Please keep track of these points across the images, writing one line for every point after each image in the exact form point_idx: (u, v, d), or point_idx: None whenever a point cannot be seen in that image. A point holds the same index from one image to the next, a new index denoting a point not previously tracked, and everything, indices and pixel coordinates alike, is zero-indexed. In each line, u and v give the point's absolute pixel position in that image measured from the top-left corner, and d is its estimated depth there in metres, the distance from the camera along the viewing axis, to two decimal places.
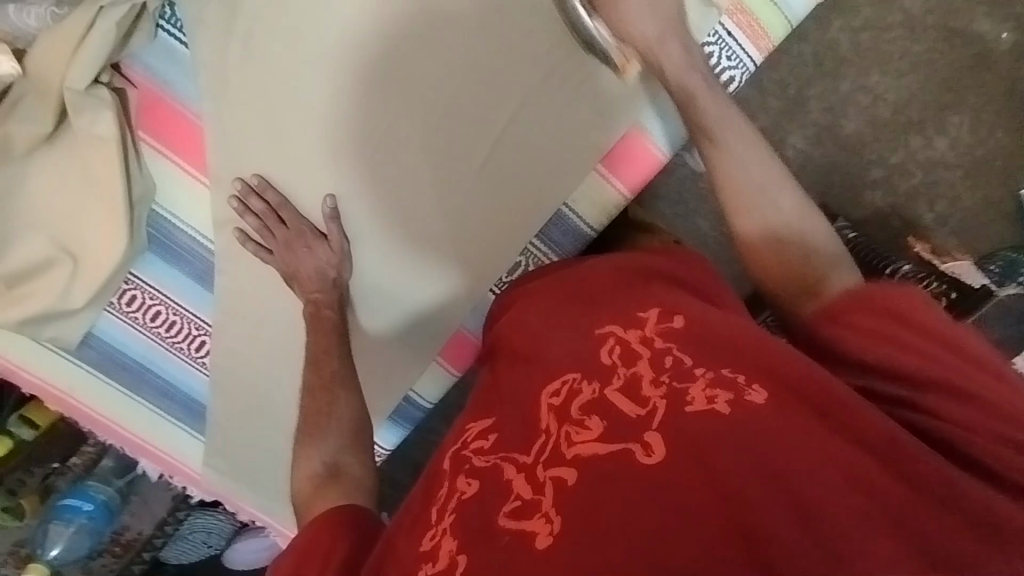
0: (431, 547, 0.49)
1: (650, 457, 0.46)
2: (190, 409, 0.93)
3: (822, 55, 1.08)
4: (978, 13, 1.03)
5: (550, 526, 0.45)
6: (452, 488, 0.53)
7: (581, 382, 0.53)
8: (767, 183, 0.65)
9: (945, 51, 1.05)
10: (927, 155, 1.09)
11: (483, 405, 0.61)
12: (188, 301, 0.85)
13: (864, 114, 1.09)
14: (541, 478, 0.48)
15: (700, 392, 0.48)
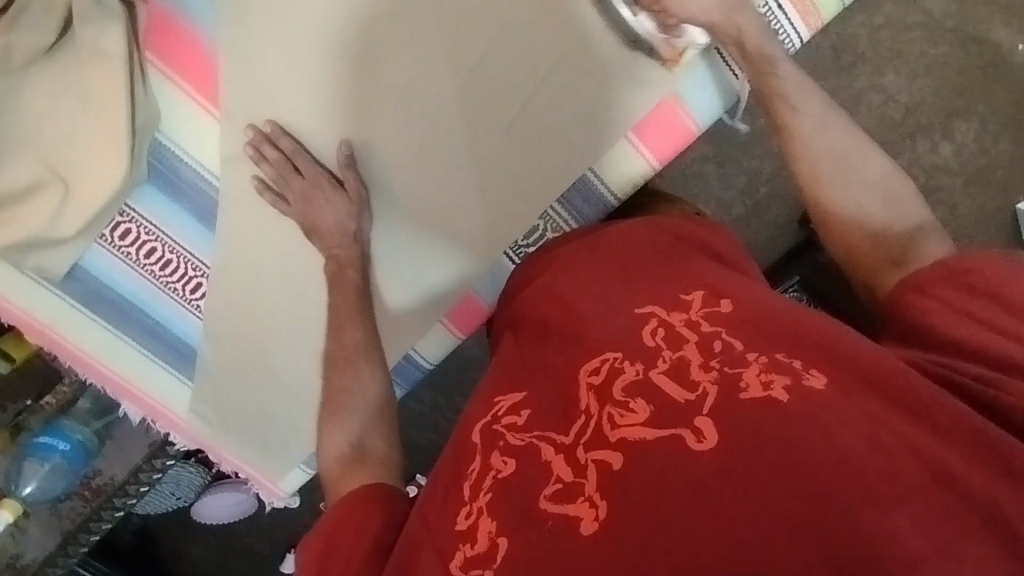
0: (467, 527, 0.55)
1: (702, 443, 0.50)
2: (181, 352, 0.92)
3: (839, 50, 1.06)
4: (997, 22, 1.03)
5: (596, 511, 0.51)
6: (487, 463, 0.58)
7: (623, 364, 0.57)
8: (849, 151, 0.70)
9: (961, 57, 1.05)
10: (931, 160, 1.09)
11: (507, 379, 0.66)
12: (187, 240, 0.84)
13: (873, 114, 1.08)
14: (583, 461, 0.53)
15: (755, 377, 0.52)
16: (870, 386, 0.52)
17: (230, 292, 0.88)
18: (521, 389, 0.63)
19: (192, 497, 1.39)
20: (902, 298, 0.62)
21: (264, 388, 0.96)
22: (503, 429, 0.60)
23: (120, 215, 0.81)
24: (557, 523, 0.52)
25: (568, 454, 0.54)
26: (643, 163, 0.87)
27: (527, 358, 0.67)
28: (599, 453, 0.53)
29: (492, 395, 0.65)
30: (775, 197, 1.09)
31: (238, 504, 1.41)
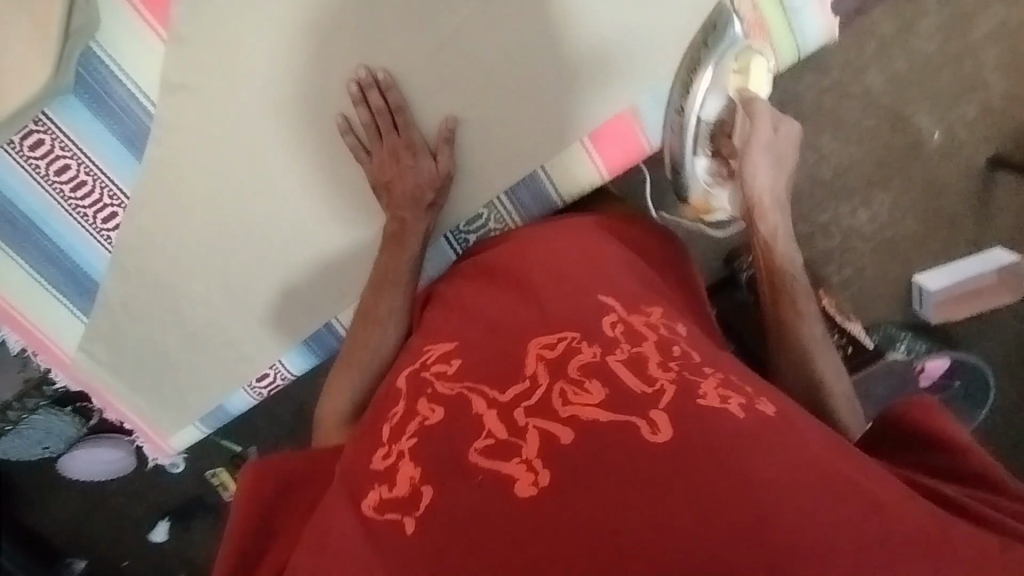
0: (387, 469, 0.58)
1: (656, 434, 0.52)
2: (79, 283, 0.87)
3: (787, 104, 1.13)
4: (922, 108, 1.13)
5: (535, 476, 0.52)
6: (416, 410, 0.62)
7: (579, 346, 0.62)
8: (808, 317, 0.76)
9: (888, 133, 1.14)
10: (849, 223, 1.19)
11: (439, 334, 0.71)
12: (109, 164, 0.80)
13: (807, 169, 1.17)
14: (523, 423, 0.55)
15: (713, 389, 0.56)
16: (802, 420, 0.57)
17: (148, 231, 0.85)
18: (452, 341, 0.69)
19: (61, 449, 1.27)
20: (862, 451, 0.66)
21: (171, 334, 0.92)
22: (432, 377, 0.65)
23: (33, 122, 0.77)
24: (486, 479, 0.53)
25: (504, 415, 0.56)
26: (594, 173, 0.92)
27: (467, 314, 0.72)
28: (546, 424, 0.54)
29: (423, 348, 0.70)
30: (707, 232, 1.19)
31: (113, 463, 1.32)
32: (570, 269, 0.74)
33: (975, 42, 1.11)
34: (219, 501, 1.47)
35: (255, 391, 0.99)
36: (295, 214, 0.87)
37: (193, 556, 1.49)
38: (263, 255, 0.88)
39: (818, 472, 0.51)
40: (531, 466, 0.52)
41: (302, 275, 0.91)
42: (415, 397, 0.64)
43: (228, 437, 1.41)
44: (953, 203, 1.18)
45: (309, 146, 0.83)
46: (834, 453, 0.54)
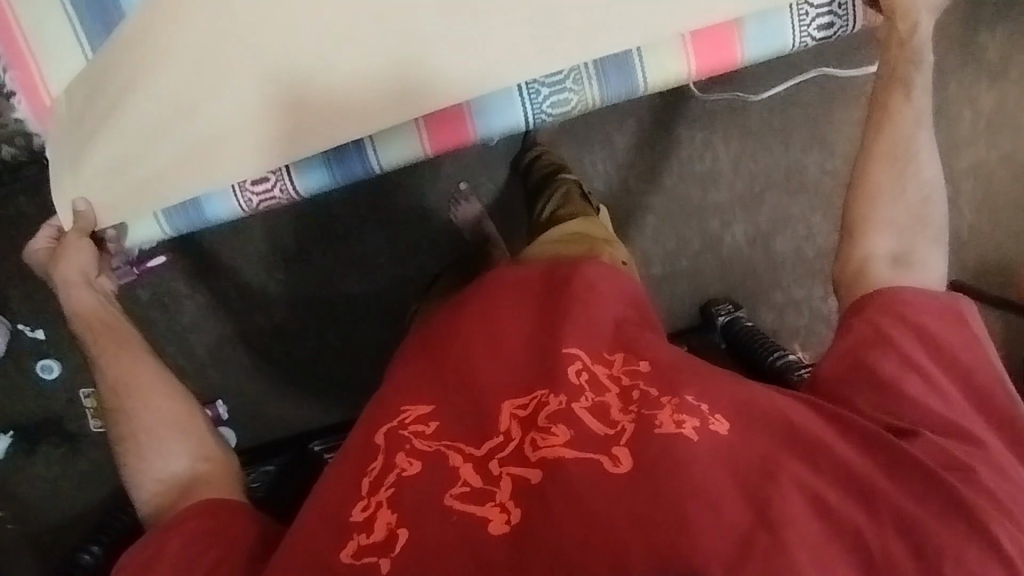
0: (364, 519, 0.59)
1: (618, 466, 0.60)
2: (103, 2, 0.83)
3: (790, 173, 1.20)
4: None
5: (508, 516, 0.57)
6: (391, 462, 0.63)
7: (547, 398, 0.66)
8: (920, 149, 0.78)
9: None
10: (820, 306, 1.26)
11: (415, 382, 0.72)
12: None
13: (795, 242, 1.23)
14: (496, 472, 0.61)
15: (669, 418, 0.64)
16: (758, 420, 0.65)
17: (184, 96, 0.85)
18: (426, 401, 0.70)
19: None
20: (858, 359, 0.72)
21: (175, 147, 0.86)
22: (408, 434, 0.66)
23: None
24: (461, 517, 0.58)
25: (479, 468, 0.62)
26: (684, 69, 0.91)
27: (444, 361, 0.73)
28: (516, 469, 0.61)
29: (399, 404, 0.70)
30: (690, 272, 1.22)
31: None
32: (549, 310, 0.77)
33: (957, 171, 1.20)
34: (80, 432, 1.25)
35: (245, 197, 0.90)
36: (344, 98, 0.87)
37: (27, 491, 1.25)
38: (302, 141, 0.88)
39: (773, 480, 0.60)
40: (504, 507, 0.58)
41: (337, 62, 0.87)
42: (390, 450, 0.65)
43: None
44: None
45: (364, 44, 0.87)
46: (790, 453, 0.63)
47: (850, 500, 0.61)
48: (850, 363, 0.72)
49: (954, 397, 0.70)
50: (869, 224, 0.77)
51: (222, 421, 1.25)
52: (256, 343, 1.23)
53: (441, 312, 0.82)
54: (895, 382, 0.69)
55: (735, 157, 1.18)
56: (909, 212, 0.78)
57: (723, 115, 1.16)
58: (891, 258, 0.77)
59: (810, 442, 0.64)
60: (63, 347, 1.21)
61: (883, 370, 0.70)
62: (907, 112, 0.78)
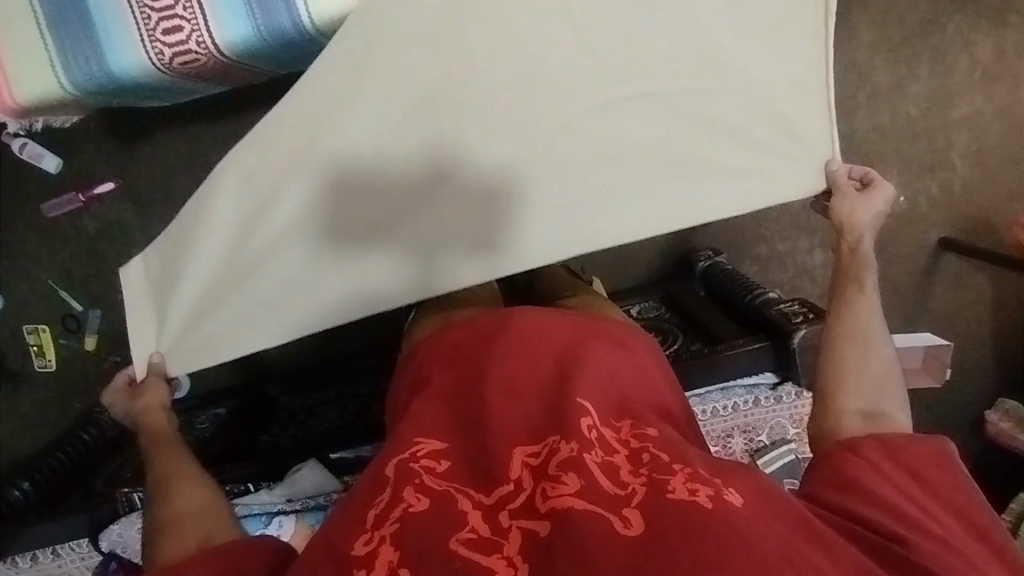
0: (366, 555, 0.47)
1: (627, 529, 0.46)
2: (91, 57, 0.58)
3: None
4: (893, 169, 1.16)
5: (515, 571, 0.45)
6: (396, 496, 0.51)
7: (558, 446, 0.52)
8: (873, 331, 0.62)
9: None
10: (804, 261, 1.21)
11: (415, 419, 0.57)
12: None
13: None
14: (506, 523, 0.48)
15: (681, 484, 0.49)
16: (766, 508, 0.49)
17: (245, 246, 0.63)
18: (433, 435, 0.56)
19: None
20: (841, 454, 0.56)
21: (238, 309, 0.64)
22: (417, 466, 0.53)
23: None
24: (466, 567, 0.45)
25: (490, 514, 0.49)
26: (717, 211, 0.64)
27: (445, 399, 0.58)
28: (528, 520, 0.48)
29: (395, 435, 0.56)
30: None
31: None
32: (556, 353, 0.61)
33: (951, 121, 1.16)
34: (23, 371, 1.17)
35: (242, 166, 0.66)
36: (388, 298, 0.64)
37: None
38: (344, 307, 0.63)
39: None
40: (512, 562, 0.46)
41: (365, 223, 0.62)
42: (382, 485, 0.53)
43: (69, 290, 1.14)
44: (899, 272, 1.21)
45: (404, 144, 0.61)
46: (804, 550, 0.47)
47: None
48: (836, 479, 0.54)
49: (949, 521, 0.52)
50: (832, 393, 0.61)
51: None
52: None
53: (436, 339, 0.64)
54: (893, 507, 0.52)
55: None
56: (871, 380, 0.60)
57: None
58: (859, 415, 0.59)
59: (820, 545, 0.48)
60: (5, 279, 1.13)
61: (877, 494, 0.53)
62: (859, 312, 0.63)
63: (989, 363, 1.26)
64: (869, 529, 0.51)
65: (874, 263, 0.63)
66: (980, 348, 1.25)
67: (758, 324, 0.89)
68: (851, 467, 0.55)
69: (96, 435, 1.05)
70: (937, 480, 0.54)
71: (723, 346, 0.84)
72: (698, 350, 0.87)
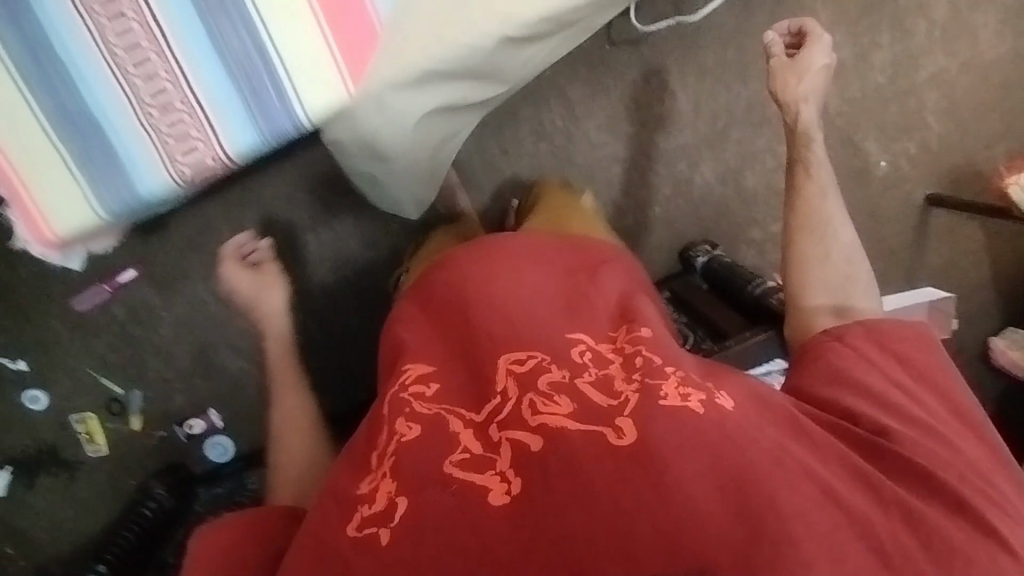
0: (370, 488, 0.58)
1: (621, 438, 0.55)
2: (122, 192, 0.53)
3: (752, 105, 1.18)
4: (870, 135, 1.20)
5: (508, 486, 0.54)
6: (395, 428, 0.62)
7: (548, 365, 0.62)
8: (832, 217, 0.79)
9: (838, 154, 1.20)
10: None
11: (422, 347, 0.70)
12: (208, 90, 0.52)
13: (765, 174, 1.21)
14: (496, 437, 0.58)
15: (674, 389, 0.60)
16: (764, 410, 0.62)
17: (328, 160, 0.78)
18: (432, 361, 0.68)
19: None
20: (830, 342, 0.71)
21: None
22: (409, 398, 0.64)
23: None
24: (462, 486, 0.55)
25: (480, 433, 0.59)
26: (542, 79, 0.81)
27: (448, 332, 0.70)
28: (516, 434, 0.57)
29: (401, 366, 0.69)
30: (665, 218, 1.20)
31: None
32: (551, 282, 0.72)
33: (919, 82, 1.19)
34: (76, 457, 1.23)
35: None
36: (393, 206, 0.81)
37: (31, 524, 1.24)
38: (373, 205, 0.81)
39: (782, 468, 0.56)
40: (504, 477, 0.55)
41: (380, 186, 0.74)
42: (392, 417, 0.64)
43: (109, 376, 1.21)
44: (892, 232, 1.24)
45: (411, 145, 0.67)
46: (792, 441, 0.60)
47: (854, 487, 0.58)
48: (831, 372, 0.68)
49: (936, 407, 0.67)
50: (805, 286, 0.77)
51: (218, 430, 1.24)
52: (241, 347, 1.23)
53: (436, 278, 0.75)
54: (878, 394, 0.66)
55: (694, 96, 1.17)
56: (837, 272, 0.77)
57: (677, 54, 1.15)
58: (831, 313, 0.75)
59: (808, 435, 0.61)
60: (46, 374, 1.19)
61: (859, 380, 0.67)
62: (812, 183, 0.80)
63: (993, 305, 1.29)
64: (856, 420, 0.65)
65: (815, 131, 0.81)
66: (982, 292, 1.29)
67: (759, 314, 0.94)
68: (840, 354, 0.69)
69: (156, 508, 1.16)
70: (918, 363, 0.69)
71: (729, 341, 0.88)
72: (708, 349, 0.91)
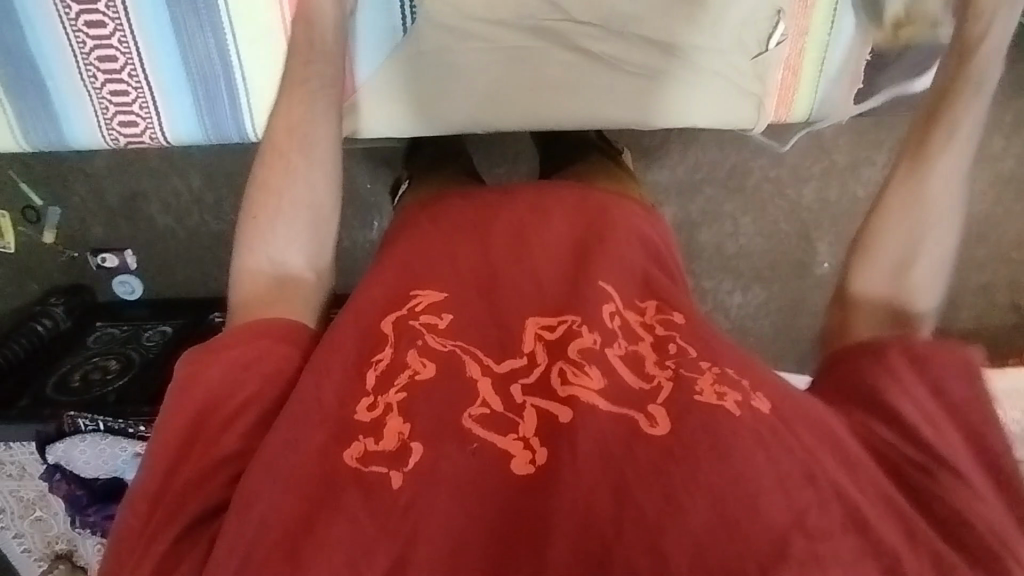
0: (372, 421, 0.53)
1: (654, 428, 0.51)
2: (54, 134, 0.93)
3: (734, 170, 1.19)
4: (827, 238, 1.24)
5: (532, 455, 0.51)
6: (403, 359, 0.56)
7: (580, 328, 0.58)
8: (950, 181, 0.61)
9: (789, 243, 1.24)
10: (725, 299, 1.29)
11: (434, 273, 0.64)
12: (161, 102, 0.92)
13: (719, 236, 1.24)
14: (519, 400, 0.54)
15: (711, 386, 0.54)
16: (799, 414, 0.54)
17: None
18: (443, 291, 0.62)
19: None
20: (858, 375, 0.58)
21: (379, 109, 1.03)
22: (420, 328, 0.59)
23: (115, 44, 0.88)
24: (483, 446, 0.51)
25: (500, 390, 0.55)
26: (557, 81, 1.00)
27: (461, 263, 0.65)
28: (543, 403, 0.54)
29: (406, 290, 0.62)
30: None
31: None
32: (579, 230, 0.69)
33: None
34: None
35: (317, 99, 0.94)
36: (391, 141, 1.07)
37: None
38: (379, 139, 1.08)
39: (809, 488, 0.48)
40: (528, 444, 0.51)
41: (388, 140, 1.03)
42: (401, 345, 0.58)
43: (31, 184, 1.18)
44: (805, 328, 1.30)
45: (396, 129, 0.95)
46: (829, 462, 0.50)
47: (887, 520, 0.48)
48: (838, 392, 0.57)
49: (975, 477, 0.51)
50: (864, 256, 0.62)
51: (128, 270, 1.25)
52: (170, 205, 1.21)
53: (456, 204, 0.74)
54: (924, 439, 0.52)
55: (686, 140, 1.17)
56: (911, 251, 0.61)
57: None
58: (878, 304, 0.61)
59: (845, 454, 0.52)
60: None
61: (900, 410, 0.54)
62: (939, 140, 0.61)
63: None
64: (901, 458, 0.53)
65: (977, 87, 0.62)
66: None
67: None
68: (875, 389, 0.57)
69: (50, 327, 1.16)
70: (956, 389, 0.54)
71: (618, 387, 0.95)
72: None
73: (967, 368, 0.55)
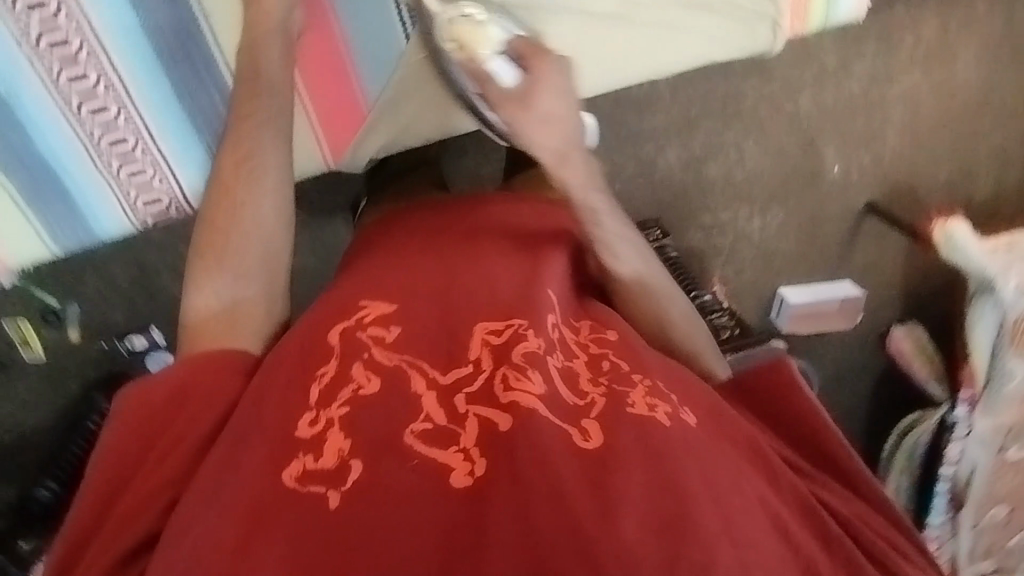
0: (312, 437, 0.53)
1: (588, 441, 0.54)
2: (81, 230, 0.95)
3: (727, 98, 1.17)
4: (832, 142, 1.23)
5: (472, 466, 0.51)
6: (348, 372, 0.57)
7: (526, 332, 0.60)
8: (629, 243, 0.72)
9: (796, 156, 1.23)
10: (745, 227, 1.28)
11: (390, 286, 0.65)
12: (178, 166, 0.95)
13: (725, 167, 1.23)
14: (462, 410, 0.54)
15: (643, 400, 0.59)
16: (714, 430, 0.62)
17: None
18: (394, 301, 0.63)
19: None
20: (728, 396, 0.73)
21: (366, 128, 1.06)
22: (368, 340, 0.59)
23: (121, 125, 0.91)
24: (423, 461, 0.51)
25: (445, 400, 0.55)
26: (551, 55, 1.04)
27: (416, 278, 0.67)
28: (484, 411, 0.54)
29: (360, 300, 0.63)
30: (624, 197, 1.20)
31: None
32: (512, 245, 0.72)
33: (890, 96, 1.21)
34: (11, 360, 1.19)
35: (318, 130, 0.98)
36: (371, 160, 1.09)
37: None
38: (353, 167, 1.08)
39: (736, 494, 0.55)
40: (467, 455, 0.51)
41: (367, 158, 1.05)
42: (348, 357, 0.58)
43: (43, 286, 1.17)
44: (828, 235, 1.30)
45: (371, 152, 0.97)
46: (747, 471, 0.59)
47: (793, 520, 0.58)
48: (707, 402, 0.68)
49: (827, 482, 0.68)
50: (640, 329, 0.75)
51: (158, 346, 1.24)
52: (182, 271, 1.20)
53: (384, 231, 0.76)
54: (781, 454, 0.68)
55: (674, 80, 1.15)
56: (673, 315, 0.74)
57: None
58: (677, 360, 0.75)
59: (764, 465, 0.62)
60: None
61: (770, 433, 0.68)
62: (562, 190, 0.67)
63: (901, 313, 1.39)
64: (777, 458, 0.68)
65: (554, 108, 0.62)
66: (899, 297, 1.37)
67: None
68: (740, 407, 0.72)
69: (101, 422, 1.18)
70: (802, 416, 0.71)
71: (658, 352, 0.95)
72: None
73: (787, 382, 0.72)
